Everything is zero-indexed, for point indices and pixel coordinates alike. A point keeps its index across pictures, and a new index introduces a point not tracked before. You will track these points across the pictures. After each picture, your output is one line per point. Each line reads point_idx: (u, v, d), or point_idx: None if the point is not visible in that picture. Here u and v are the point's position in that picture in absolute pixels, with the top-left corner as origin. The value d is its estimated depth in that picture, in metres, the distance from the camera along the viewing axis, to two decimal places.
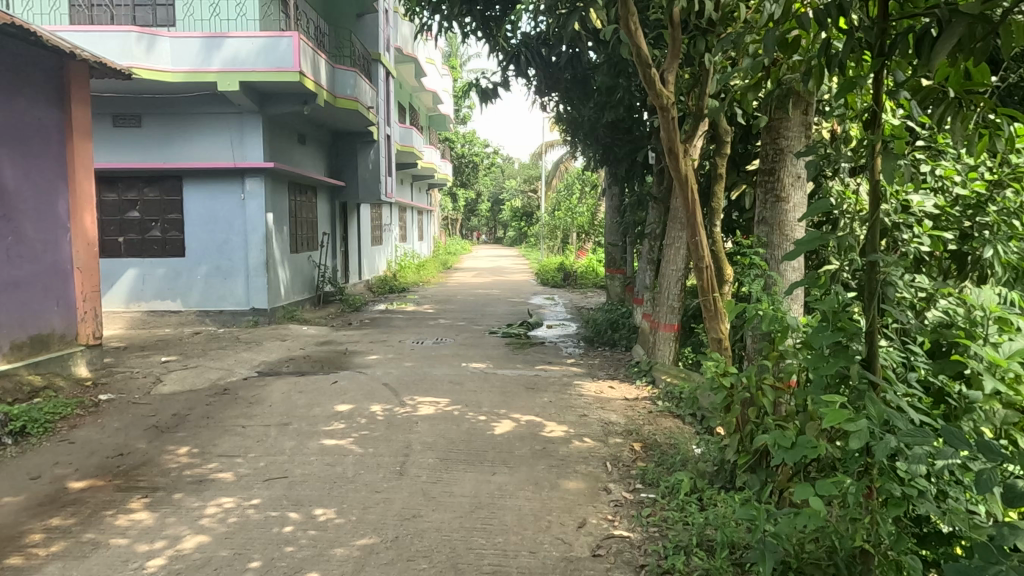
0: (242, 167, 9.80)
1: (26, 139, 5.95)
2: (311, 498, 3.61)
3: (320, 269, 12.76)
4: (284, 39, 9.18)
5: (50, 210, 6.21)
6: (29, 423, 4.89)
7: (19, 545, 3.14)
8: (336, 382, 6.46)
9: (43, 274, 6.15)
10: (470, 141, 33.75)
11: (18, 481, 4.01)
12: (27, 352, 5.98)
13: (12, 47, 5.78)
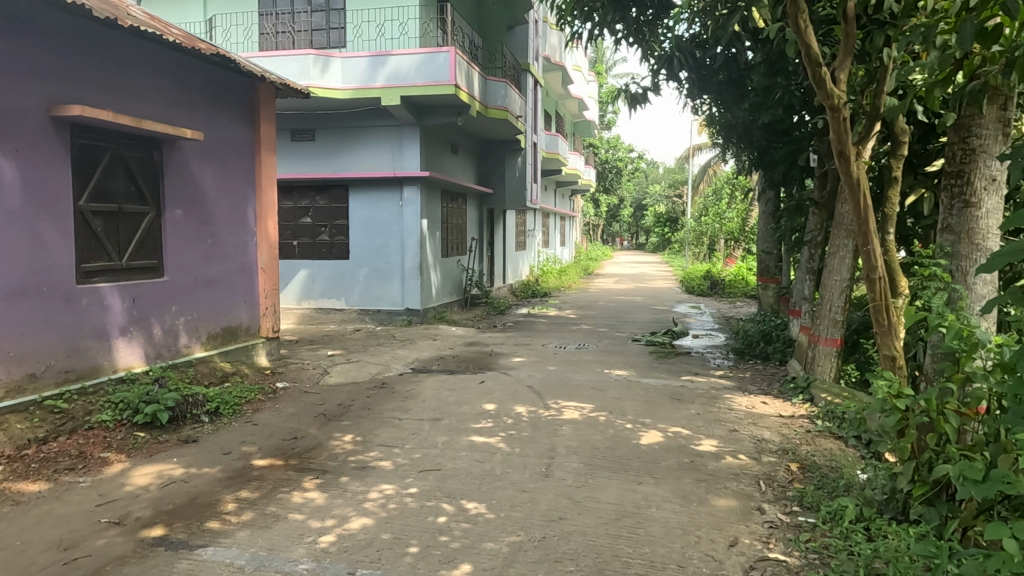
0: (400, 176, 10.44)
1: (224, 153, 6.73)
2: (462, 492, 3.78)
3: (468, 272, 13.28)
4: (442, 53, 9.67)
5: (240, 216, 7.00)
6: (222, 404, 5.55)
7: (216, 511, 3.59)
8: (483, 382, 6.70)
9: (235, 273, 6.95)
10: (614, 147, 33.55)
11: (214, 454, 4.57)
12: (220, 341, 6.79)
13: (213, 73, 6.55)
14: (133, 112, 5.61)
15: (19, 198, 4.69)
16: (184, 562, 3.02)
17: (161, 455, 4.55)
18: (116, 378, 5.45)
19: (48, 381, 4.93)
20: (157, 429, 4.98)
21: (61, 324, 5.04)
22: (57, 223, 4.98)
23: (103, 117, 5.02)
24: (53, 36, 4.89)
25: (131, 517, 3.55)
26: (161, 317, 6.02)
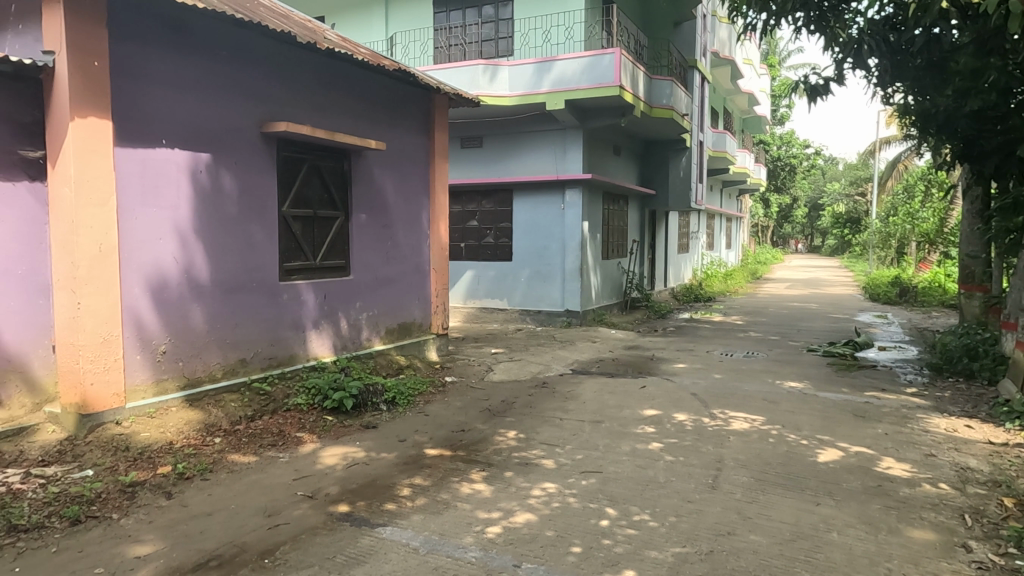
0: (563, 178, 10.55)
1: (403, 161, 7.23)
2: (624, 496, 3.74)
3: (628, 275, 13.12)
4: (607, 55, 9.61)
5: (416, 219, 7.48)
6: (398, 395, 5.97)
7: (392, 493, 3.86)
8: (644, 387, 6.57)
9: (410, 273, 7.45)
10: (787, 143, 31.40)
11: (391, 441, 4.93)
12: (396, 336, 7.31)
13: (395, 86, 7.06)
14: (327, 126, 6.20)
15: (235, 206, 5.37)
16: (366, 538, 3.28)
17: (346, 438, 4.98)
18: (310, 366, 6.07)
19: (255, 366, 5.61)
20: (343, 414, 5.44)
21: (267, 315, 5.70)
22: (265, 227, 5.64)
23: (303, 132, 5.60)
24: (264, 62, 5.54)
25: (321, 492, 3.93)
26: (347, 313, 6.60)
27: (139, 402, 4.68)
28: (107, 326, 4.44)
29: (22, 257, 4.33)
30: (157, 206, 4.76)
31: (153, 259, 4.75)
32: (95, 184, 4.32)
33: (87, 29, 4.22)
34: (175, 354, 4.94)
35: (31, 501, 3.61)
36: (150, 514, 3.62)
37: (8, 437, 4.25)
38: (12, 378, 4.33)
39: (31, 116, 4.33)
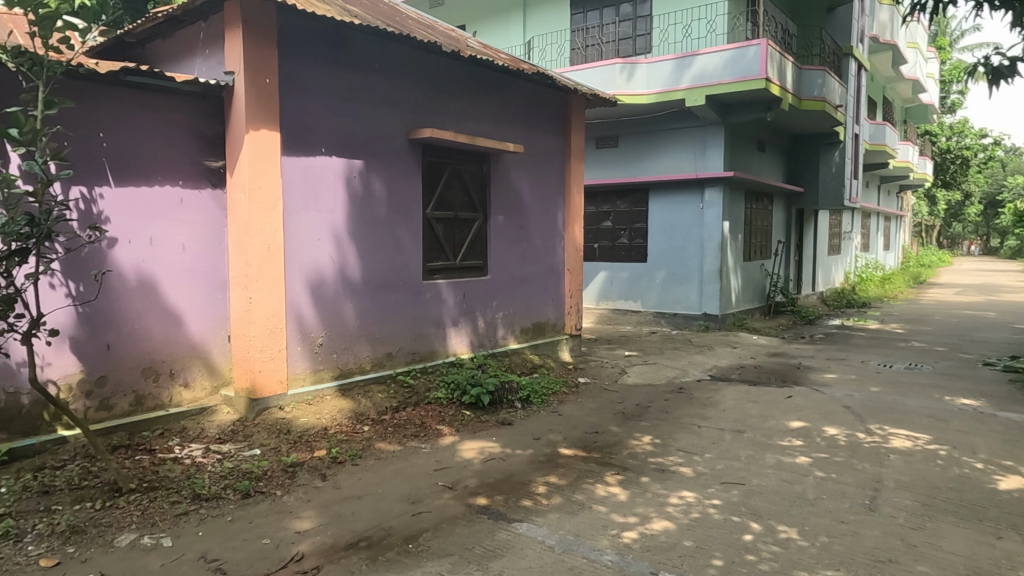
0: (702, 177, 10.17)
1: (539, 163, 7.32)
2: (769, 511, 3.55)
3: (772, 278, 12.43)
4: (752, 47, 9.16)
5: (551, 220, 7.55)
6: (532, 393, 6.05)
7: (528, 490, 3.92)
8: (789, 397, 6.18)
9: (545, 273, 7.53)
10: (959, 133, 28.25)
11: (526, 438, 5.01)
12: (531, 335, 7.42)
13: (533, 90, 7.16)
14: (468, 131, 6.41)
15: (385, 209, 5.70)
16: (503, 532, 3.36)
17: (483, 433, 5.12)
18: (449, 362, 6.31)
19: (399, 360, 5.93)
20: (480, 410, 5.60)
21: (411, 313, 6.01)
22: (410, 228, 5.94)
23: (447, 137, 5.83)
24: (411, 72, 5.83)
25: (460, 484, 4.07)
26: (485, 312, 6.79)
27: (299, 389, 5.12)
28: (273, 319, 4.88)
29: (205, 256, 4.86)
30: (316, 210, 5.17)
31: (312, 258, 5.16)
32: (265, 190, 4.76)
33: (261, 50, 4.66)
34: (330, 347, 5.34)
35: (211, 474, 4.05)
36: (308, 493, 3.93)
37: (192, 415, 4.80)
38: (195, 363, 4.89)
39: (214, 129, 4.86)
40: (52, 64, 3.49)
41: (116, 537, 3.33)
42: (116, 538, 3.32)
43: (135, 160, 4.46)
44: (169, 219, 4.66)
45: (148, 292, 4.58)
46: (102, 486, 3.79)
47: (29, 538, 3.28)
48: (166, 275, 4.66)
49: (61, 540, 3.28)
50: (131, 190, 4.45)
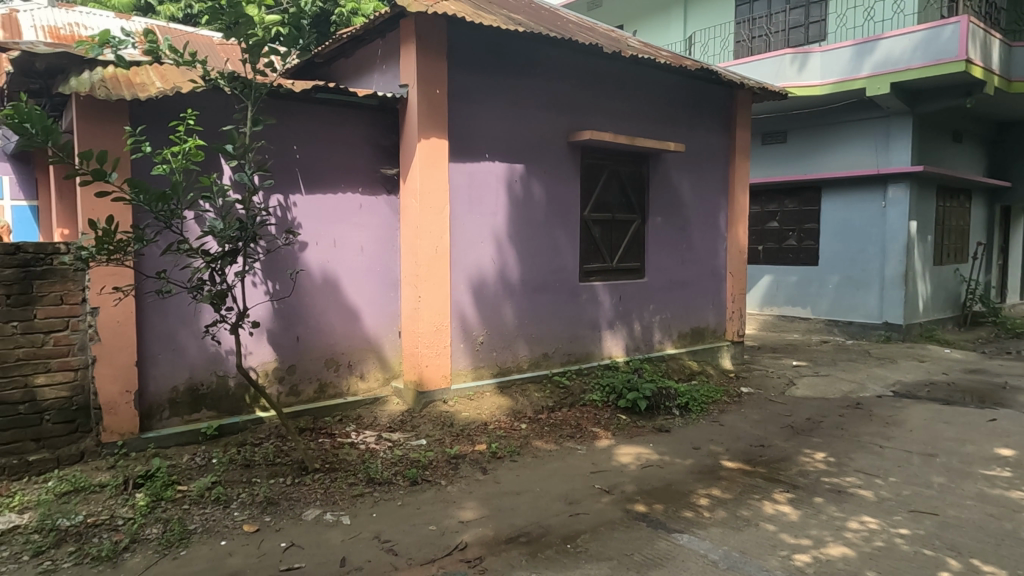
0: (885, 173, 9.26)
1: (701, 162, 7.06)
2: (971, 549, 3.14)
3: (968, 284, 11.02)
4: (950, 25, 8.14)
5: (713, 221, 7.26)
6: (691, 401, 5.85)
7: (689, 501, 3.79)
8: (993, 420, 5.43)
9: (705, 276, 7.25)
10: None
11: (685, 447, 4.85)
12: (689, 341, 7.18)
13: (695, 87, 6.92)
14: (627, 131, 6.34)
15: (544, 212, 5.79)
16: (663, 542, 3.27)
17: (640, 438, 5.03)
18: (604, 364, 6.28)
19: (555, 361, 6.00)
20: (636, 415, 5.50)
21: (568, 314, 6.06)
22: (568, 230, 5.98)
23: (606, 139, 5.79)
24: (572, 75, 5.88)
25: (617, 488, 4.03)
26: (642, 315, 6.68)
27: (461, 384, 5.36)
28: (439, 317, 5.14)
29: (379, 257, 5.24)
30: (479, 213, 5.37)
31: (475, 260, 5.38)
32: (434, 195, 5.03)
33: (432, 63, 4.92)
34: (490, 345, 5.53)
35: (383, 460, 4.36)
36: (470, 485, 4.09)
37: (366, 404, 5.19)
38: (370, 356, 5.28)
39: (389, 139, 5.22)
40: (259, 85, 3.90)
41: (304, 510, 3.69)
42: (304, 511, 3.68)
43: (323, 169, 4.91)
44: (350, 223, 5.07)
45: (332, 290, 5.02)
46: (292, 464, 4.22)
47: (235, 505, 3.73)
48: (346, 274, 5.08)
49: (259, 509, 3.69)
50: (319, 197, 4.91)
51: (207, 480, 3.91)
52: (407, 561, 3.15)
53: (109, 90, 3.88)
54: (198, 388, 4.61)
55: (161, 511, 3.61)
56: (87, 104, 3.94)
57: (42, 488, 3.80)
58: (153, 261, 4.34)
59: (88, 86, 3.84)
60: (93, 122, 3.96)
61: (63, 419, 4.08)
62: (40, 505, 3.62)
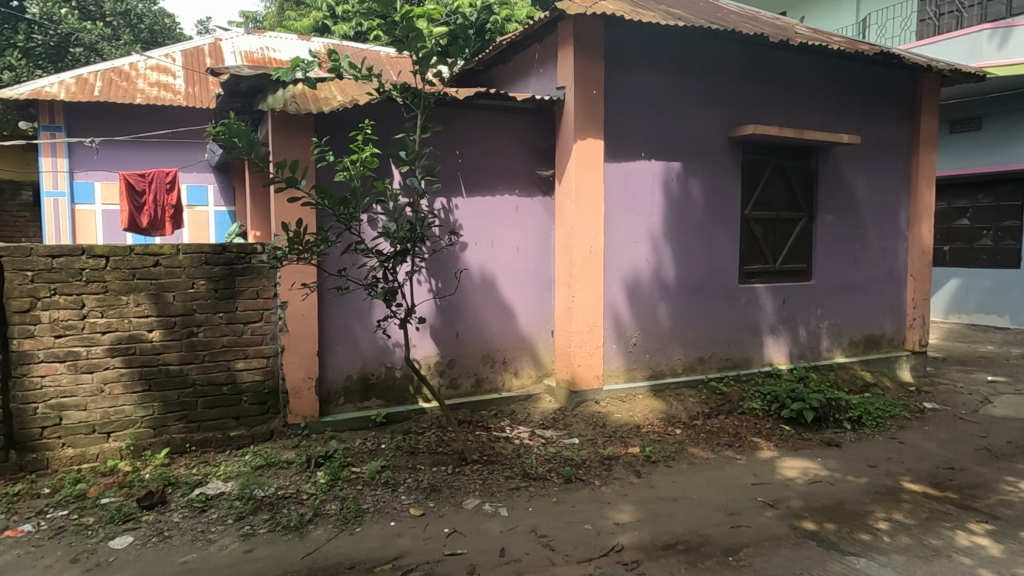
0: None
1: (878, 154, 6.47)
2: None
3: None
4: None
5: (891, 219, 6.63)
6: (865, 414, 5.38)
7: (865, 523, 3.50)
8: None
9: (882, 279, 6.63)
10: None
11: (859, 464, 4.47)
12: (861, 349, 6.61)
13: (873, 73, 6.36)
14: (794, 124, 5.96)
15: (702, 211, 5.60)
16: (836, 564, 3.05)
17: (806, 452, 4.71)
18: (765, 371, 5.96)
19: (712, 365, 5.79)
20: (802, 427, 5.16)
21: (726, 317, 5.81)
22: (727, 229, 5.74)
23: (771, 133, 5.47)
24: (734, 68, 5.63)
25: (783, 503, 3.81)
26: (808, 320, 6.25)
27: (614, 385, 5.34)
28: (593, 317, 5.15)
29: (535, 257, 5.35)
30: (635, 213, 5.31)
31: (630, 260, 5.32)
32: (590, 195, 5.04)
33: (589, 64, 4.93)
34: (643, 347, 5.46)
35: (538, 456, 4.44)
36: (625, 488, 4.05)
37: (520, 400, 5.32)
38: (524, 353, 5.41)
39: (545, 141, 5.31)
40: (427, 94, 4.08)
41: (464, 499, 3.85)
42: (465, 500, 3.84)
43: (483, 172, 5.10)
44: (508, 224, 5.22)
45: (490, 288, 5.20)
46: (452, 454, 4.42)
47: (402, 488, 3.98)
48: (503, 273, 5.24)
49: (423, 494, 3.91)
50: (479, 199, 5.10)
51: (377, 464, 4.21)
52: (564, 557, 3.19)
53: (299, 105, 4.30)
54: (369, 377, 4.98)
55: (338, 489, 3.94)
56: (281, 119, 4.39)
57: (241, 460, 4.30)
58: (334, 261, 4.76)
59: (282, 103, 4.27)
60: (285, 135, 4.42)
61: (256, 401, 4.55)
62: (240, 475, 4.10)
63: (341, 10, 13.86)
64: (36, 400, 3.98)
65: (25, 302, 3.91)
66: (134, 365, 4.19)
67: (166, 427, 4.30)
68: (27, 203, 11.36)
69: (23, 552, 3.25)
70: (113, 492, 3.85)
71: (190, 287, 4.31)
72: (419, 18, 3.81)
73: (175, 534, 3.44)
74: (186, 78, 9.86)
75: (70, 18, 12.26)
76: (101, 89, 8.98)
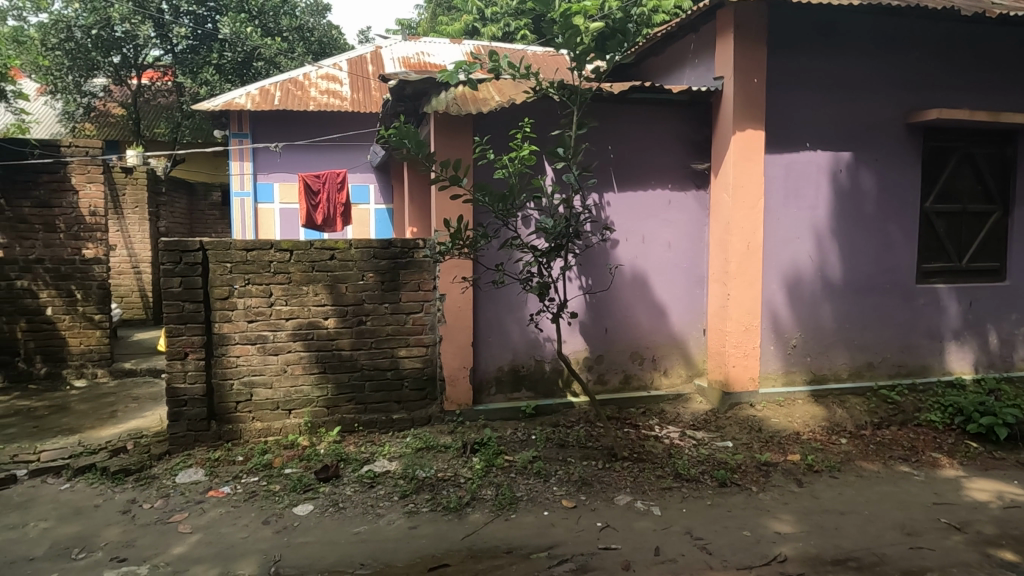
0: None
1: None
2: None
3: None
4: None
5: None
6: None
7: None
8: None
9: None
10: None
11: None
12: None
13: None
14: (987, 107, 5.33)
15: (874, 204, 5.17)
16: None
17: (999, 473, 4.21)
18: (947, 381, 5.39)
19: (882, 372, 5.35)
20: (993, 444, 4.60)
21: (900, 320, 5.33)
22: (904, 224, 5.26)
23: (961, 117, 4.93)
24: (916, 47, 5.13)
25: (972, 527, 3.45)
26: (999, 325, 5.58)
27: (771, 389, 5.10)
28: (750, 316, 4.93)
29: (687, 254, 5.21)
30: (797, 207, 5.02)
31: (791, 257, 5.04)
32: (749, 189, 4.82)
33: (751, 51, 4.71)
34: (804, 350, 5.16)
35: (690, 457, 4.33)
36: (785, 496, 3.85)
37: (669, 399, 5.22)
38: (674, 352, 5.29)
39: (701, 133, 5.14)
40: (584, 91, 4.05)
41: (616, 495, 3.85)
42: (616, 496, 3.84)
43: (635, 167, 5.05)
44: (659, 219, 5.13)
45: (640, 285, 5.14)
46: (602, 450, 4.43)
47: (554, 480, 4.05)
48: (654, 270, 5.16)
49: (575, 487, 3.95)
50: (631, 194, 5.05)
51: (530, 454, 4.33)
52: (722, 562, 3.10)
53: (460, 106, 4.48)
54: (520, 369, 5.11)
55: (493, 475, 4.09)
56: (443, 120, 4.61)
57: (403, 442, 4.58)
58: (491, 256, 4.96)
59: (444, 105, 4.48)
60: (446, 136, 4.64)
61: (417, 387, 4.82)
62: (402, 456, 4.37)
63: (491, 11, 14.28)
64: (232, 377, 4.48)
65: (225, 290, 4.41)
66: (312, 349, 4.59)
67: (338, 407, 4.67)
68: (217, 202, 12.78)
69: (224, 510, 3.69)
70: (294, 463, 4.26)
71: (360, 280, 4.64)
72: (577, 15, 3.77)
73: (348, 506, 3.74)
74: (351, 84, 10.70)
75: (254, 35, 13.59)
76: (281, 98, 9.94)
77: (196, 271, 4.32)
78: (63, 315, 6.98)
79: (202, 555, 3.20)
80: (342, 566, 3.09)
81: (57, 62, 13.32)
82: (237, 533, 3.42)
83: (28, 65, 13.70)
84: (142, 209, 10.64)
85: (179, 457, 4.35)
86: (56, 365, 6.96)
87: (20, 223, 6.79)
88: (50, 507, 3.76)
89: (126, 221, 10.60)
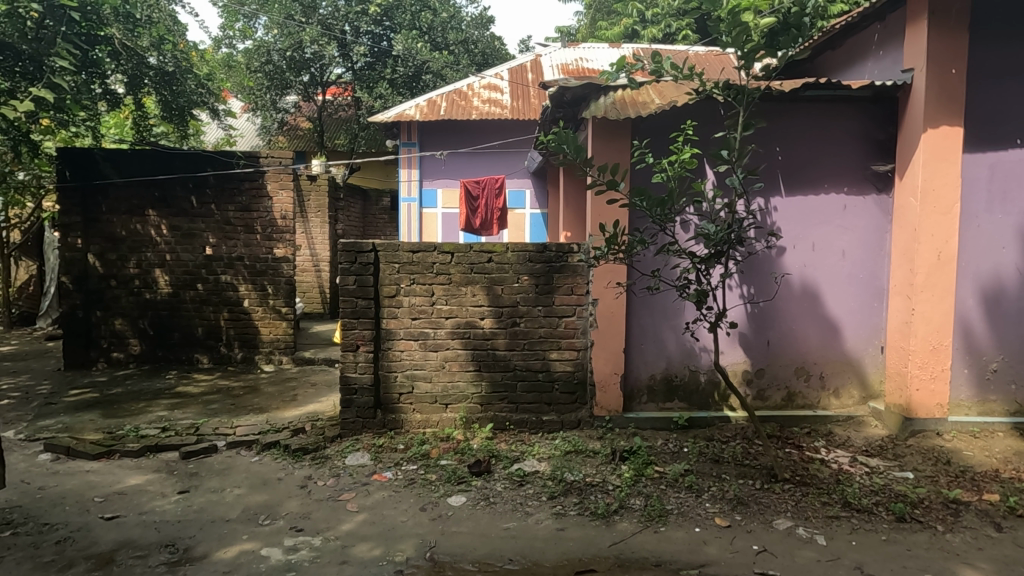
0: None
1: None
2: None
3: None
4: None
5: None
6: None
7: None
8: None
9: None
10: None
11: None
12: None
13: None
14: None
15: None
16: None
17: None
18: None
19: None
20: None
21: None
22: None
23: None
24: None
25: None
26: None
27: (962, 418, 4.53)
28: (939, 335, 4.42)
29: (866, 263, 4.79)
30: (1003, 211, 4.42)
31: (993, 268, 4.46)
32: (943, 192, 4.32)
33: (948, 38, 4.22)
34: (1006, 376, 4.55)
35: (862, 485, 3.95)
36: (979, 540, 3.39)
37: (840, 421, 4.80)
38: (847, 371, 4.88)
39: (885, 132, 4.68)
40: (751, 90, 3.81)
41: (775, 518, 3.62)
42: (775, 520, 3.61)
43: (807, 169, 4.72)
44: (834, 225, 4.76)
45: (810, 296, 4.80)
46: (761, 469, 4.18)
47: (707, 495, 3.89)
48: (826, 280, 4.79)
49: (730, 506, 3.77)
50: (802, 199, 4.73)
51: (681, 467, 4.20)
52: None
53: (619, 111, 4.45)
54: (674, 378, 4.98)
55: (642, 485, 4.01)
56: (602, 125, 4.61)
57: (552, 443, 4.63)
58: (647, 262, 4.89)
59: (603, 110, 4.47)
60: (604, 140, 4.64)
61: (567, 390, 4.85)
62: (552, 457, 4.42)
63: (651, 14, 14.05)
64: (396, 370, 4.79)
65: (392, 288, 4.73)
66: (469, 348, 4.79)
67: (491, 404, 4.84)
68: (387, 207, 13.74)
69: (387, 493, 3.96)
70: (449, 455, 4.47)
71: (515, 282, 4.75)
72: (746, 10, 3.56)
73: (498, 501, 3.85)
74: (512, 93, 11.06)
75: (423, 50, 14.49)
76: (447, 109, 10.48)
77: (368, 271, 4.65)
78: (257, 306, 7.84)
79: (367, 533, 3.46)
80: (492, 559, 3.19)
81: (258, 82, 15.03)
82: (398, 516, 3.65)
83: (235, 86, 15.60)
84: (323, 213, 11.72)
85: (349, 441, 4.72)
86: (249, 350, 7.86)
87: (226, 225, 7.76)
88: (243, 476, 4.25)
89: (309, 224, 11.74)
